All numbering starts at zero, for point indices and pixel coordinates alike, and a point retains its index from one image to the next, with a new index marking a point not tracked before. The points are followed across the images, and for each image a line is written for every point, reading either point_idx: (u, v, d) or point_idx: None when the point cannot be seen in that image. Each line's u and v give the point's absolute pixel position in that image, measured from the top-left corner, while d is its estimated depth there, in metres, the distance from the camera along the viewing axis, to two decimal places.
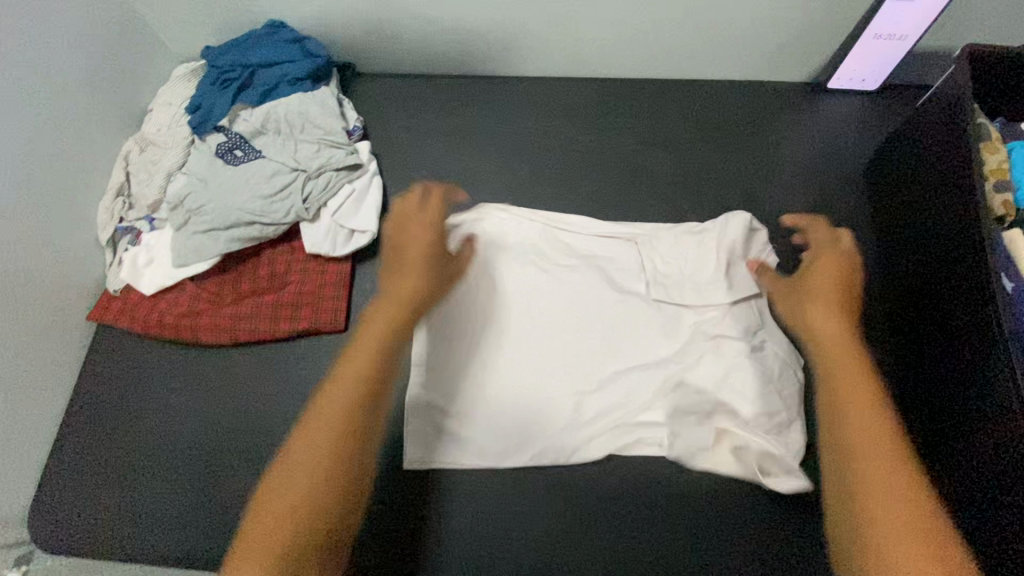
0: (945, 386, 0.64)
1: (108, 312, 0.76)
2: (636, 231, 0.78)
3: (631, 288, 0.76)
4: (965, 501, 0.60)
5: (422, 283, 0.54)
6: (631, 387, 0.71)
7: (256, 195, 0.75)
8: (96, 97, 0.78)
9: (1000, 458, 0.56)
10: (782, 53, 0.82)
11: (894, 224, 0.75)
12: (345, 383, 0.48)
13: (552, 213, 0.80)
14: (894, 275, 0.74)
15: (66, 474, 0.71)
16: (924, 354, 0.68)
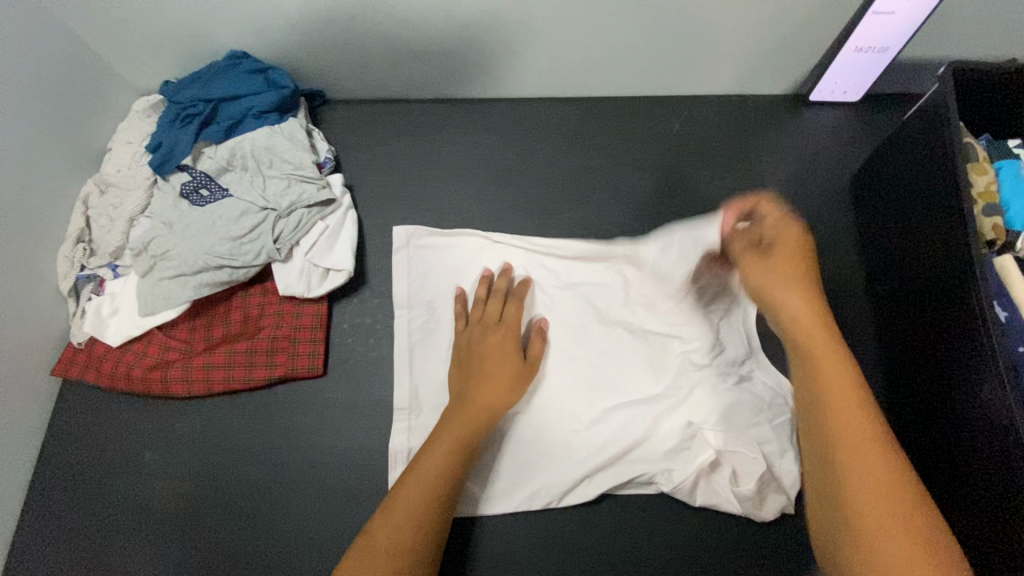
0: (936, 412, 0.63)
1: (73, 366, 0.72)
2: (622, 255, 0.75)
3: (618, 317, 0.74)
4: (957, 530, 0.60)
5: (508, 396, 0.66)
6: (626, 423, 0.69)
7: (224, 237, 0.72)
8: (50, 140, 0.74)
9: (995, 490, 0.55)
10: (762, 68, 0.80)
11: (881, 241, 0.74)
12: (442, 455, 0.60)
13: (535, 240, 0.77)
14: (882, 294, 0.73)
15: (35, 543, 0.67)
16: (914, 378, 0.67)
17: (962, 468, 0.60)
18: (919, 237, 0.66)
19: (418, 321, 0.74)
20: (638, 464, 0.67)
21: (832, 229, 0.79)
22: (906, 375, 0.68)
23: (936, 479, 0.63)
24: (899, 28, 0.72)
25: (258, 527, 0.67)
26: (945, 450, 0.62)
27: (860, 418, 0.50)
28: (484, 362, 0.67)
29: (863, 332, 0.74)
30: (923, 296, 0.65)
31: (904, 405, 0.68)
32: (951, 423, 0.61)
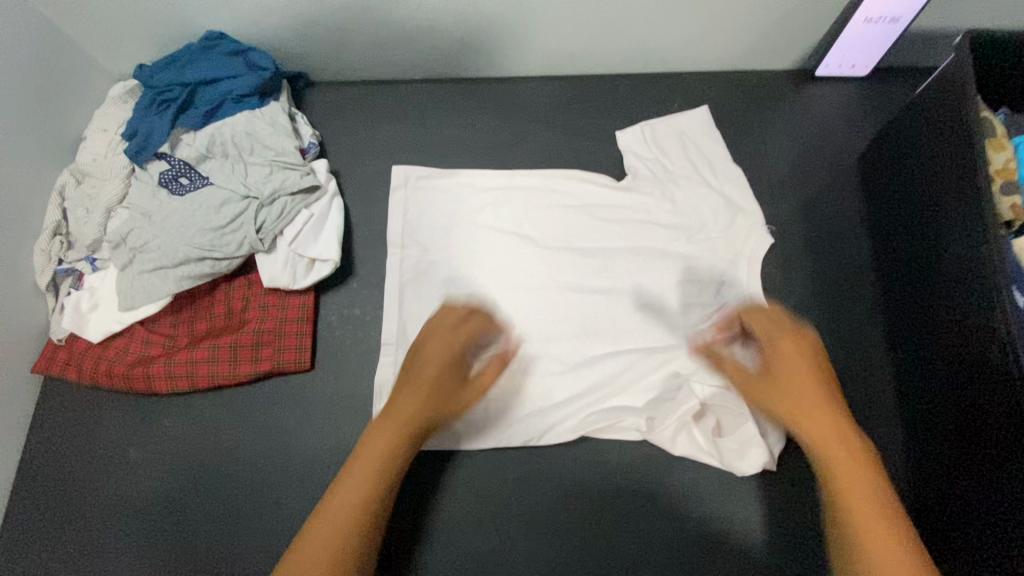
0: (943, 399, 0.61)
1: (53, 363, 0.70)
2: (635, 214, 0.74)
3: (611, 260, 0.72)
4: (961, 519, 0.59)
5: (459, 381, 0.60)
6: (607, 372, 0.68)
7: (205, 227, 0.69)
8: (22, 128, 0.71)
9: (1003, 481, 0.54)
10: (767, 41, 0.76)
11: (886, 220, 0.71)
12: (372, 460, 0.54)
13: (538, 177, 0.76)
14: (888, 275, 0.71)
15: (18, 545, 0.65)
16: (919, 362, 0.65)
17: (966, 456, 0.58)
18: (927, 219, 0.63)
19: (410, 260, 0.73)
20: (618, 411, 0.66)
21: (838, 211, 0.76)
22: (911, 359, 0.66)
23: (945, 473, 0.61)
24: None
25: (244, 526, 0.65)
26: (949, 437, 0.60)
27: (862, 474, 0.51)
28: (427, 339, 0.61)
29: (866, 314, 0.72)
30: (933, 290, 0.63)
31: (911, 398, 0.66)
32: (960, 417, 0.59)
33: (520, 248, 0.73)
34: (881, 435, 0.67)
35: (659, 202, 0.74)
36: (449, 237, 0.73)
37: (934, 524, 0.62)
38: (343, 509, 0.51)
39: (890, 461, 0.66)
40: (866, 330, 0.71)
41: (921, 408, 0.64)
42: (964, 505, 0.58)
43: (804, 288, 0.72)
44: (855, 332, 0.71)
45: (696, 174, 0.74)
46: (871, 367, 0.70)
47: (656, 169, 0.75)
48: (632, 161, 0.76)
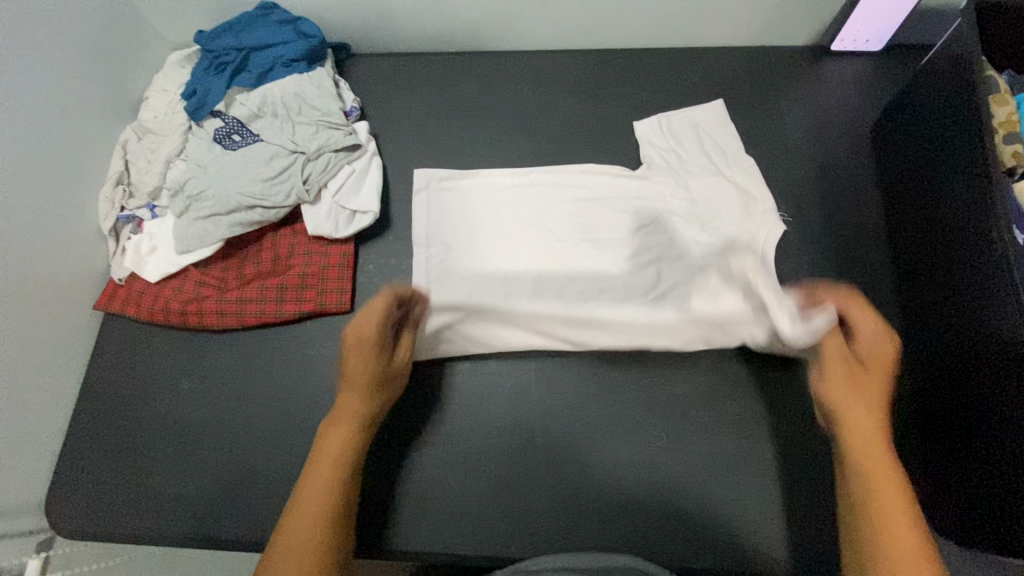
0: (949, 344, 0.65)
1: (114, 300, 0.76)
2: (649, 201, 0.76)
3: (626, 244, 0.75)
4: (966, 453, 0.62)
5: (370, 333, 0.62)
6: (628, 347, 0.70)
7: (256, 178, 0.75)
8: (91, 87, 0.78)
9: (1007, 410, 0.57)
10: (783, 17, 0.81)
11: (897, 183, 0.75)
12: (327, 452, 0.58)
13: (556, 172, 0.80)
14: (898, 234, 0.74)
15: (80, 462, 0.72)
16: (928, 312, 0.68)
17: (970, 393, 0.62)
18: (935, 175, 0.67)
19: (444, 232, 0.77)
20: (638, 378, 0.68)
21: (850, 178, 0.79)
22: (920, 310, 0.70)
23: (951, 414, 0.64)
24: None
25: (283, 453, 0.70)
26: (955, 378, 0.64)
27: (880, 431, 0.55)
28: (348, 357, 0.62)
29: (878, 271, 0.75)
30: (939, 238, 0.67)
31: (919, 346, 0.69)
32: (964, 354, 0.62)
33: (545, 210, 0.78)
34: (892, 383, 0.70)
35: (674, 189, 0.76)
36: (475, 210, 0.78)
37: (937, 461, 0.65)
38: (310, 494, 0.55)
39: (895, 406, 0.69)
40: (878, 286, 0.74)
41: (929, 355, 0.68)
42: (966, 438, 0.62)
43: (817, 248, 0.76)
44: (866, 288, 0.74)
45: (710, 164, 0.77)
46: (882, 320, 0.73)
47: (670, 158, 0.78)
48: (647, 151, 0.79)
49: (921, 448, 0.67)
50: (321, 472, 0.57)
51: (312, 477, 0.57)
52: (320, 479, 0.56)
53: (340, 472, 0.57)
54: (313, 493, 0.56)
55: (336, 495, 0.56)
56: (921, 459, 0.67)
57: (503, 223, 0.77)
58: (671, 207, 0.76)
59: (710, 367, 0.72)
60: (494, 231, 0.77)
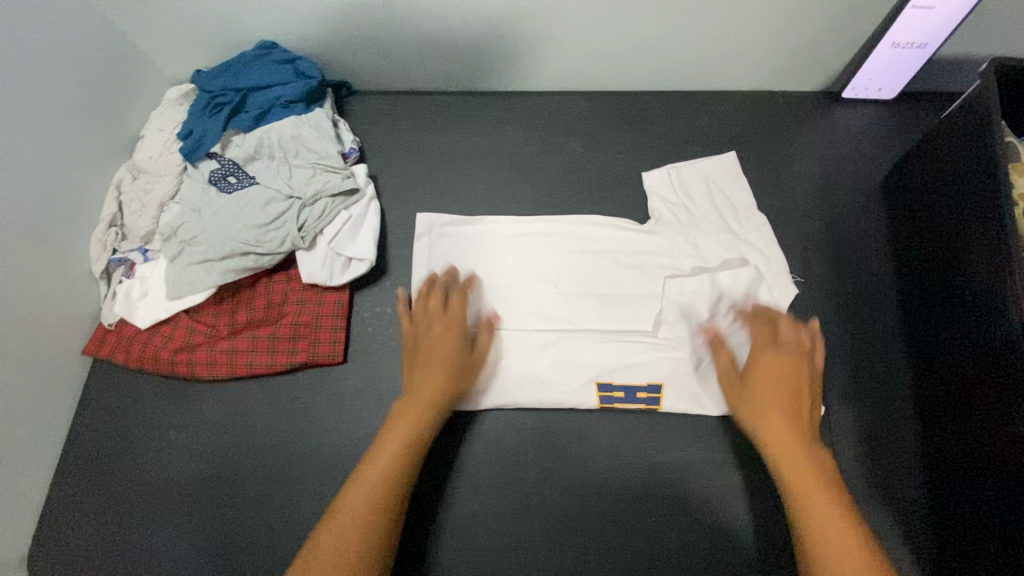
0: (965, 417, 0.62)
1: (103, 346, 0.75)
2: (658, 259, 0.75)
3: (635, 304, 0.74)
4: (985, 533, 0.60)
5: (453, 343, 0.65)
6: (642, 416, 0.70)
7: (251, 224, 0.73)
8: (86, 127, 0.77)
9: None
10: (795, 64, 0.79)
11: (910, 240, 0.72)
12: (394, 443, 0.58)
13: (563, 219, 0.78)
14: (910, 294, 0.72)
15: (67, 512, 0.70)
16: (941, 380, 0.66)
17: (990, 473, 0.59)
18: (952, 239, 0.65)
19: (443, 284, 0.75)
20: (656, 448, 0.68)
21: (860, 233, 0.77)
22: (933, 377, 0.67)
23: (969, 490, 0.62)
24: (938, 22, 0.69)
25: (274, 509, 0.68)
26: (972, 454, 0.61)
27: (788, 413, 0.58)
28: (429, 351, 0.64)
29: (889, 333, 0.72)
30: (955, 303, 0.64)
31: (933, 414, 0.66)
32: (984, 430, 0.60)
33: (549, 262, 0.76)
34: (902, 453, 0.67)
35: (682, 246, 0.75)
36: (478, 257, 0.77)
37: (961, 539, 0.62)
38: (375, 482, 0.55)
39: (905, 475, 0.66)
40: (889, 348, 0.72)
41: (942, 425, 0.65)
42: (992, 520, 0.59)
43: (825, 305, 0.74)
44: (877, 349, 0.72)
45: (720, 221, 0.76)
46: (893, 384, 0.70)
47: (680, 214, 0.77)
48: (659, 208, 0.78)
49: (940, 524, 0.64)
50: (407, 421, 0.59)
51: (402, 422, 0.59)
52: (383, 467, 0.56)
53: (421, 426, 0.60)
54: (398, 437, 0.58)
55: (415, 452, 0.58)
56: (935, 535, 0.64)
57: (506, 274, 0.76)
58: (679, 265, 0.75)
59: (711, 432, 0.70)
60: (497, 283, 0.75)
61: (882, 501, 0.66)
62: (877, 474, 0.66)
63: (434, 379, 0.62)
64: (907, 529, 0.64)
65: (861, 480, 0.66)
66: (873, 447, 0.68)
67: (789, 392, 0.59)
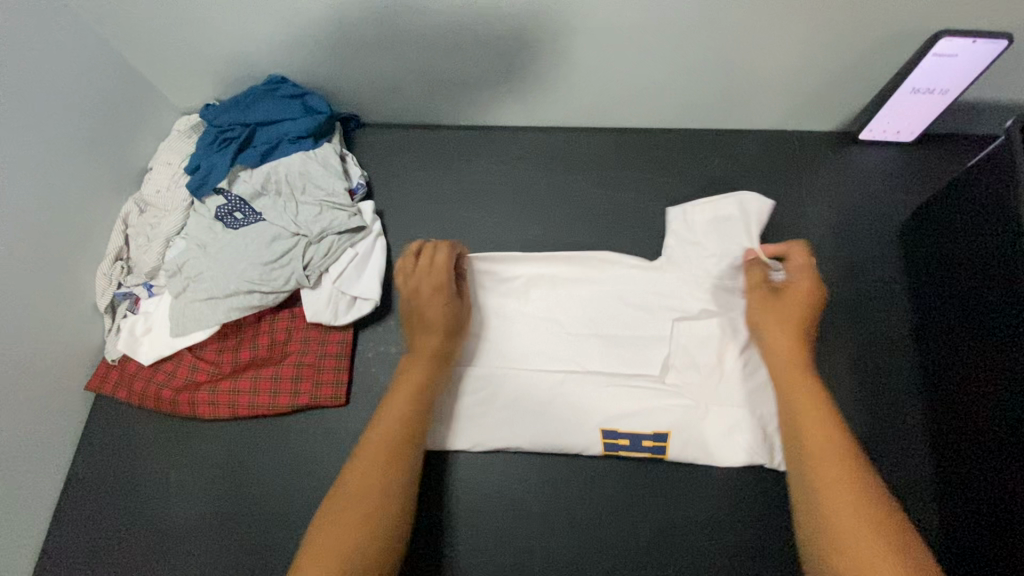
0: (985, 471, 0.61)
1: (106, 382, 0.74)
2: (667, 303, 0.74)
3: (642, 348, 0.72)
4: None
5: (445, 308, 0.67)
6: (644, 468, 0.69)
7: (256, 262, 0.72)
8: (93, 161, 0.76)
9: None
10: (810, 105, 0.77)
11: (931, 285, 0.71)
12: (393, 415, 0.61)
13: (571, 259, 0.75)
14: (930, 340, 0.70)
15: (66, 553, 0.70)
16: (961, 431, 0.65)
17: (1009, 534, 0.58)
18: (977, 293, 0.63)
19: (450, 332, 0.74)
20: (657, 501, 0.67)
21: (878, 277, 0.75)
22: (954, 428, 0.66)
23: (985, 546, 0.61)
24: (959, 72, 0.67)
25: (271, 555, 0.67)
26: (991, 511, 0.60)
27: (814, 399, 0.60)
28: (422, 316, 0.67)
29: (906, 379, 0.71)
30: (979, 361, 0.62)
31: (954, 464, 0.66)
32: (1004, 487, 0.59)
33: (555, 304, 0.75)
34: (918, 504, 0.67)
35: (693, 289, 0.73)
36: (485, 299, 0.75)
37: None
38: (374, 459, 0.58)
39: (926, 534, 0.65)
40: (906, 396, 0.70)
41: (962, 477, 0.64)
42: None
43: (838, 356, 0.72)
44: (895, 396, 0.70)
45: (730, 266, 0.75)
46: (911, 434, 0.69)
47: (690, 254, 0.75)
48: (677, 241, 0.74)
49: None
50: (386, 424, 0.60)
51: (382, 423, 0.61)
52: (381, 438, 0.59)
53: (421, 386, 0.63)
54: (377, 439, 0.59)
55: (398, 448, 0.59)
56: None
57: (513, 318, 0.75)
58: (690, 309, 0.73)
59: (721, 487, 0.68)
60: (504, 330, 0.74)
61: None
62: None
63: (413, 378, 0.64)
64: None
65: None
66: None
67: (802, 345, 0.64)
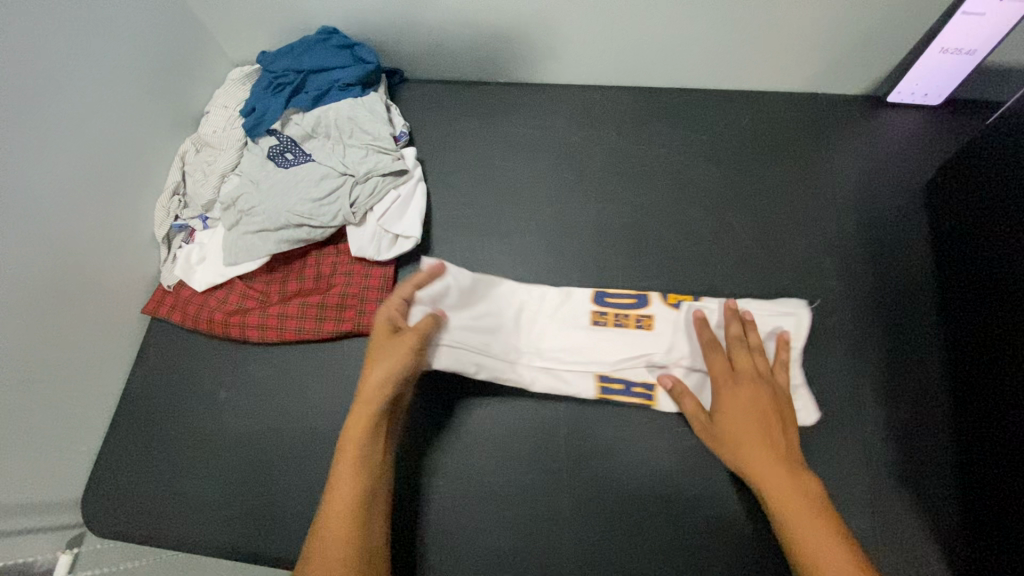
0: (994, 401, 0.63)
1: (162, 306, 0.80)
2: (692, 252, 0.78)
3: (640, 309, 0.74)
4: (1001, 515, 0.60)
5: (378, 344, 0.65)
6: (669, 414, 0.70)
7: (306, 198, 0.77)
8: (157, 100, 0.81)
9: None
10: (840, 67, 0.79)
11: (951, 232, 0.73)
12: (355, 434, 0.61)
13: (600, 213, 0.81)
14: (948, 283, 0.72)
15: (117, 461, 0.75)
16: (973, 367, 0.66)
17: (1012, 458, 0.60)
18: (995, 234, 0.65)
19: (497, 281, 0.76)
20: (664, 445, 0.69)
21: (902, 227, 0.77)
22: (966, 364, 0.67)
23: (988, 472, 0.62)
24: (987, 30, 0.70)
25: (310, 468, 0.72)
26: (995, 437, 0.62)
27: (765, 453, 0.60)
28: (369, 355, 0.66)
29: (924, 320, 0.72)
30: (994, 297, 0.64)
31: (964, 400, 0.67)
32: (1010, 415, 0.60)
33: (585, 250, 0.79)
34: (931, 438, 0.67)
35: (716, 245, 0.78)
36: (518, 245, 0.80)
37: (979, 521, 0.63)
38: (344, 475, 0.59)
39: (934, 465, 0.66)
40: (923, 336, 0.71)
41: (972, 412, 0.66)
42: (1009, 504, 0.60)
43: (862, 306, 0.73)
44: (912, 335, 0.72)
45: (752, 220, 0.79)
46: (927, 372, 0.70)
47: (712, 211, 0.80)
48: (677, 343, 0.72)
49: (963, 508, 0.64)
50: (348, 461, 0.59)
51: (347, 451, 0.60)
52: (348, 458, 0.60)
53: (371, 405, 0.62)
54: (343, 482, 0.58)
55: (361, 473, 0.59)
56: (955, 518, 0.64)
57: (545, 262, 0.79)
58: (713, 259, 0.77)
59: None
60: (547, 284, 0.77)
61: (908, 495, 0.65)
62: (904, 473, 0.66)
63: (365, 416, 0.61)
64: (928, 510, 0.65)
65: (892, 484, 0.66)
66: (901, 433, 0.68)
67: (751, 418, 0.62)
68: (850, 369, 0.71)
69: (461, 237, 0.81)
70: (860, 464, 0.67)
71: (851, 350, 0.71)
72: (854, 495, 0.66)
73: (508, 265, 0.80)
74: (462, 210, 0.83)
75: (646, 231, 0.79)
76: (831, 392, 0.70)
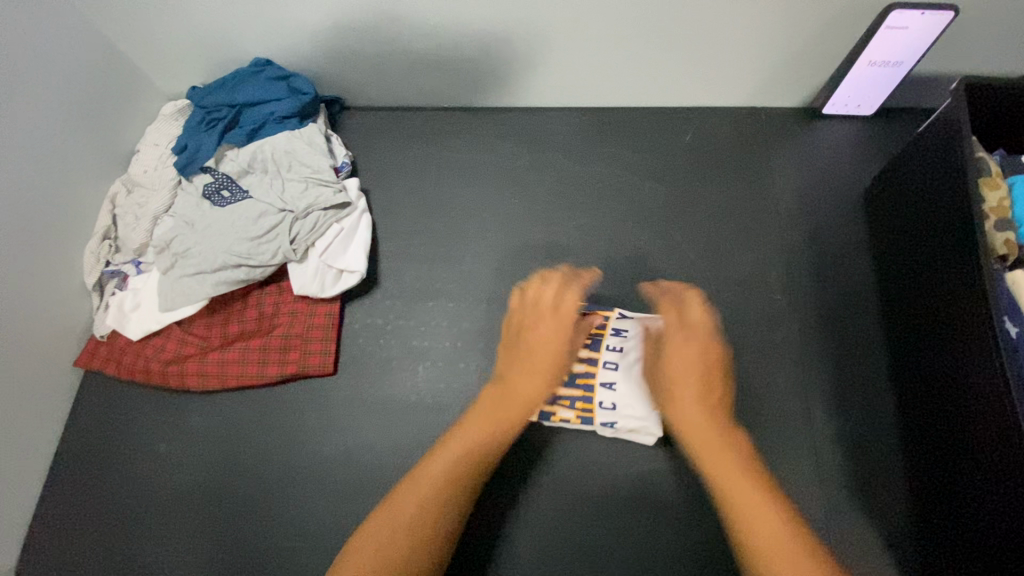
0: (936, 413, 0.63)
1: (94, 358, 0.76)
2: (642, 273, 0.77)
3: None
4: (950, 527, 0.61)
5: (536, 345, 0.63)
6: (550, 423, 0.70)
7: (243, 237, 0.74)
8: (81, 143, 0.77)
9: (990, 493, 0.56)
10: (777, 82, 0.80)
11: (887, 240, 0.74)
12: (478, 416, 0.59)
13: (550, 237, 0.80)
14: (889, 293, 0.73)
15: (54, 526, 0.71)
16: (916, 378, 0.67)
17: (958, 470, 0.60)
18: (925, 247, 0.66)
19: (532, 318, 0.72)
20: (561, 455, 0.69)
21: (842, 237, 0.78)
22: (910, 375, 0.68)
23: (937, 484, 0.63)
24: (912, 42, 0.70)
25: (260, 519, 0.69)
26: (938, 448, 0.63)
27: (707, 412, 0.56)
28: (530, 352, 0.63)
29: (868, 329, 0.73)
30: (929, 310, 0.65)
31: (910, 410, 0.67)
32: (950, 427, 0.61)
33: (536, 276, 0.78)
34: (882, 452, 0.68)
35: (666, 266, 0.78)
36: (470, 276, 0.79)
37: (937, 532, 0.63)
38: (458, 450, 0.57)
39: (886, 477, 0.67)
40: (866, 346, 0.72)
41: (918, 421, 0.66)
42: (960, 515, 0.60)
43: (809, 318, 0.74)
44: (855, 346, 0.72)
45: (701, 238, 0.79)
46: (874, 383, 0.71)
47: (660, 230, 0.80)
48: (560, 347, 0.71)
49: (920, 519, 0.65)
50: (443, 464, 0.56)
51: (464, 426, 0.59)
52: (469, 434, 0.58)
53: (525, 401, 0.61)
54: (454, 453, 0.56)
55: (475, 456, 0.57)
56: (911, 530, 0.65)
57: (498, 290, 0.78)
58: (663, 280, 0.77)
59: None
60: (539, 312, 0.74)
61: (863, 509, 0.66)
62: (857, 487, 0.67)
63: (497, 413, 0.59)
64: (883, 523, 0.65)
65: (846, 499, 0.66)
66: (852, 445, 0.68)
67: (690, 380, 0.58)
68: (799, 382, 0.71)
69: (409, 268, 0.80)
70: (817, 478, 0.67)
71: (799, 362, 0.72)
72: (809, 509, 0.66)
73: (459, 294, 0.78)
74: (410, 241, 0.81)
75: (595, 254, 0.79)
76: (782, 406, 0.70)
